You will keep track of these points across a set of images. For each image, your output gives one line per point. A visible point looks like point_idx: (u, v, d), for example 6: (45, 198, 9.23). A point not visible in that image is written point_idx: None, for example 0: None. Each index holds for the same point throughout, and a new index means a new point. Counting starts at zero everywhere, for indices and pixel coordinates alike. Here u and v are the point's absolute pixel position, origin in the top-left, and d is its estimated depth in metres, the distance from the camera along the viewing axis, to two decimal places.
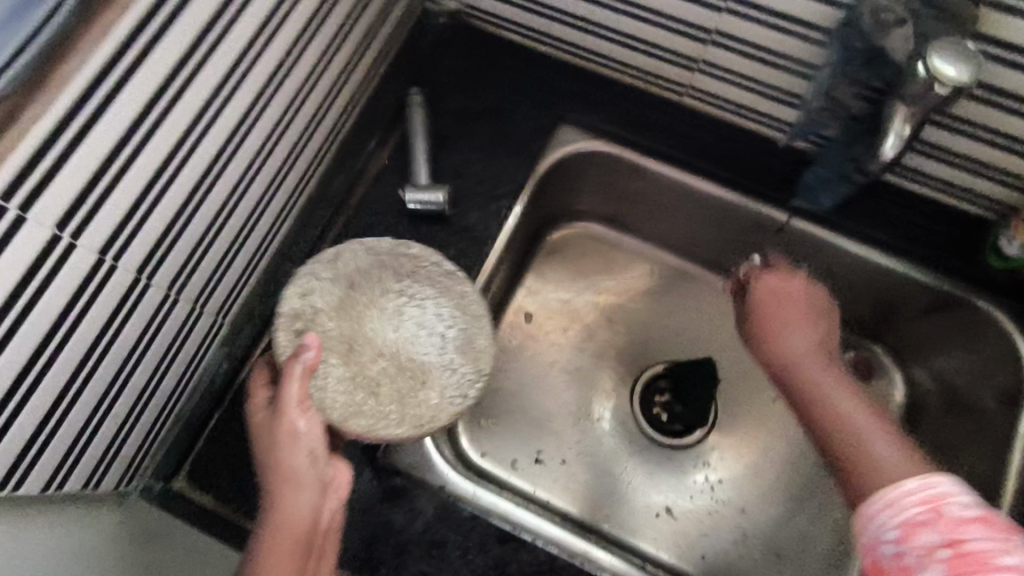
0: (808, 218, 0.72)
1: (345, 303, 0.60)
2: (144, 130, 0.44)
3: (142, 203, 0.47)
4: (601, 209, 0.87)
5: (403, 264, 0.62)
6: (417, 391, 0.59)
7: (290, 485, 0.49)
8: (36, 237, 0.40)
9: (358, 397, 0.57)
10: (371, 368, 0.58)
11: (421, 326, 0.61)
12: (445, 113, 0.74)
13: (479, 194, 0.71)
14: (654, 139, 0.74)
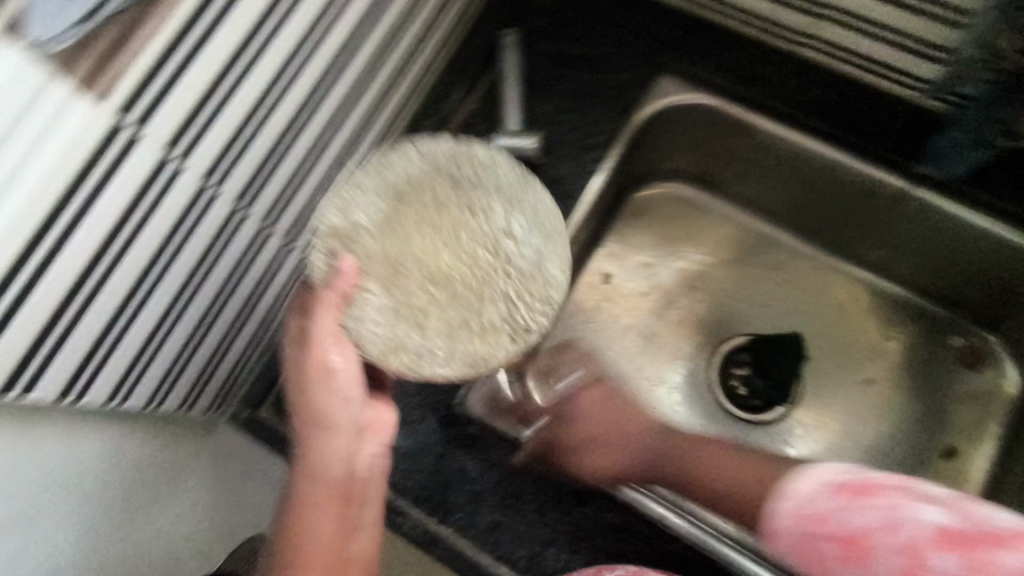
0: (929, 185, 0.67)
1: (389, 215, 0.46)
2: (256, 49, 0.42)
3: (245, 128, 0.45)
4: (692, 168, 0.83)
5: (458, 165, 0.48)
6: (470, 322, 0.45)
7: (322, 426, 0.44)
8: (146, 159, 0.39)
9: (401, 328, 0.44)
10: (416, 298, 0.45)
11: (486, 244, 0.46)
12: (539, 58, 0.70)
13: (571, 145, 0.68)
14: (766, 92, 0.69)
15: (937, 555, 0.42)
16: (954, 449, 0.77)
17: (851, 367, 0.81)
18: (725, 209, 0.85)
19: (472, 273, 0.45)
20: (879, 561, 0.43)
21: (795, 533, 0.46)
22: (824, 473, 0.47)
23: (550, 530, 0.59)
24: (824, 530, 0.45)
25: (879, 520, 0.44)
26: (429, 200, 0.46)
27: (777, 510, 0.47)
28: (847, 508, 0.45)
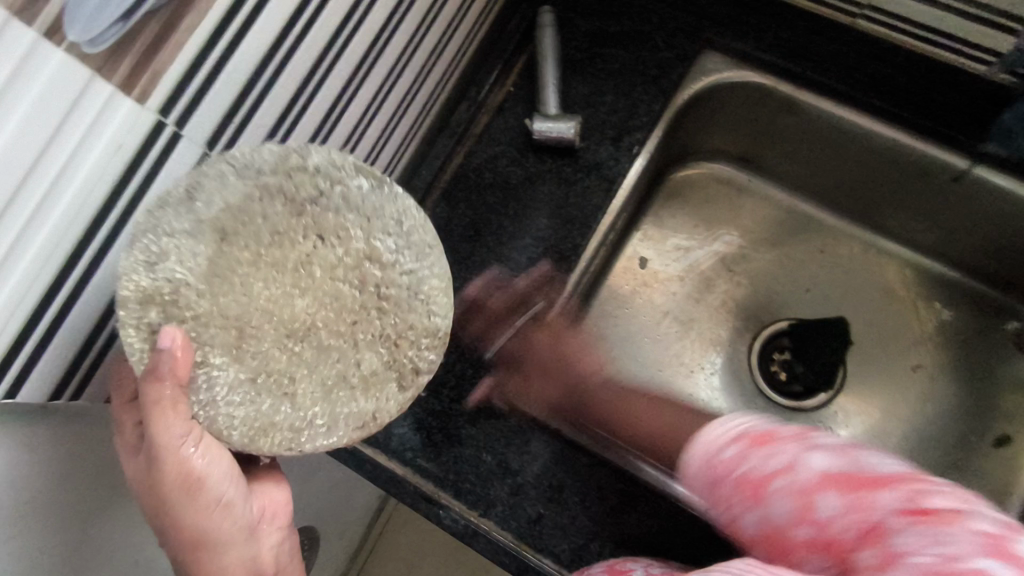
0: (992, 163, 0.63)
1: (216, 263, 0.38)
2: (293, 39, 0.40)
3: (282, 122, 0.44)
4: (733, 147, 0.80)
5: (299, 189, 0.39)
6: (350, 378, 0.39)
7: (206, 543, 0.40)
8: (190, 154, 0.38)
9: (266, 403, 0.38)
10: (275, 360, 0.38)
11: (345, 274, 0.40)
12: (577, 36, 0.67)
13: (611, 128, 0.65)
14: (818, 68, 0.65)
15: (773, 488, 0.43)
16: (1009, 438, 0.73)
17: (896, 350, 0.78)
18: (766, 189, 0.82)
19: (343, 314, 0.39)
20: (763, 497, 0.44)
21: (720, 472, 0.46)
22: (723, 430, 0.47)
23: (594, 523, 0.58)
24: (733, 469, 0.46)
25: (776, 458, 0.44)
26: (260, 230, 0.39)
27: (692, 454, 0.48)
28: (743, 452, 0.46)
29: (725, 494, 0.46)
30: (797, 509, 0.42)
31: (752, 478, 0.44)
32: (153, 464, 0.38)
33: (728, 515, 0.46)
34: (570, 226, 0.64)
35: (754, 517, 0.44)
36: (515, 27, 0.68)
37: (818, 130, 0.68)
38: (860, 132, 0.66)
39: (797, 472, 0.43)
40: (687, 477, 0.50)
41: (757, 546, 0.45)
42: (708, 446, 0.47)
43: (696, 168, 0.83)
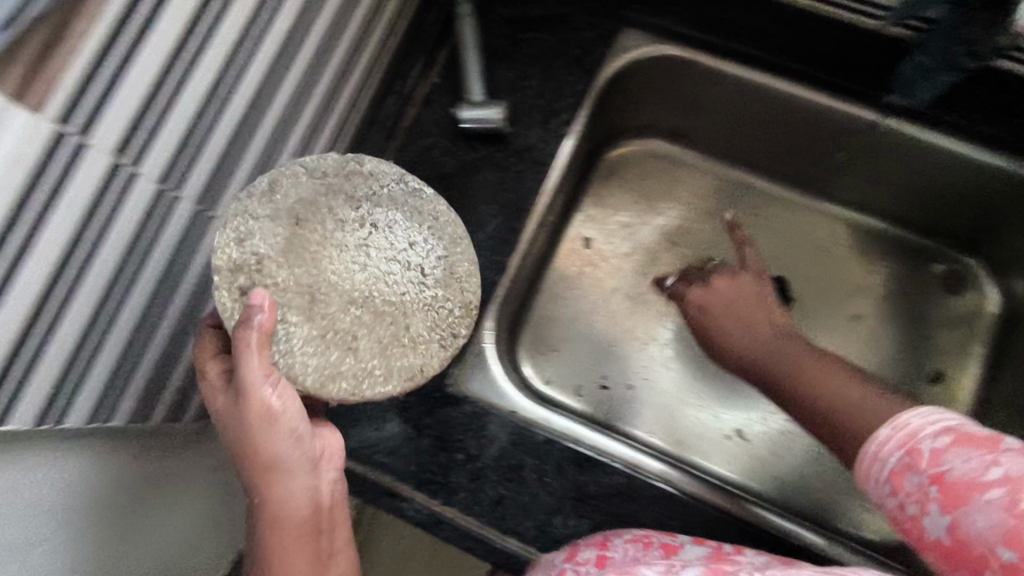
0: (902, 115, 0.66)
1: (291, 241, 0.44)
2: (198, 44, 0.40)
3: (196, 131, 0.43)
4: (663, 123, 0.81)
5: (357, 188, 0.46)
6: (402, 338, 0.44)
7: (278, 470, 0.41)
8: (97, 165, 0.36)
9: (333, 355, 0.42)
10: (339, 320, 0.43)
11: (394, 255, 0.46)
12: (496, 23, 0.67)
13: (539, 111, 0.66)
14: (732, 36, 0.66)
15: (974, 503, 0.37)
16: (942, 375, 0.77)
17: (837, 304, 0.81)
18: (699, 161, 0.85)
19: (394, 286, 0.45)
20: (958, 509, 0.38)
21: (907, 471, 0.42)
22: (928, 430, 0.42)
23: (555, 499, 0.59)
24: (919, 470, 0.41)
25: (974, 467, 0.38)
26: (325, 216, 0.45)
27: (912, 421, 0.44)
28: (931, 454, 0.41)
29: (904, 492, 0.42)
30: (1000, 532, 0.36)
31: (946, 484, 0.39)
32: (236, 399, 0.40)
33: (908, 514, 0.42)
34: (507, 209, 0.65)
35: (936, 523, 0.40)
36: (434, 18, 0.68)
37: (741, 97, 0.70)
38: (778, 94, 0.68)
39: (1001, 491, 0.36)
40: (864, 464, 0.46)
41: (932, 549, 0.40)
42: (897, 445, 0.43)
43: (631, 144, 0.84)
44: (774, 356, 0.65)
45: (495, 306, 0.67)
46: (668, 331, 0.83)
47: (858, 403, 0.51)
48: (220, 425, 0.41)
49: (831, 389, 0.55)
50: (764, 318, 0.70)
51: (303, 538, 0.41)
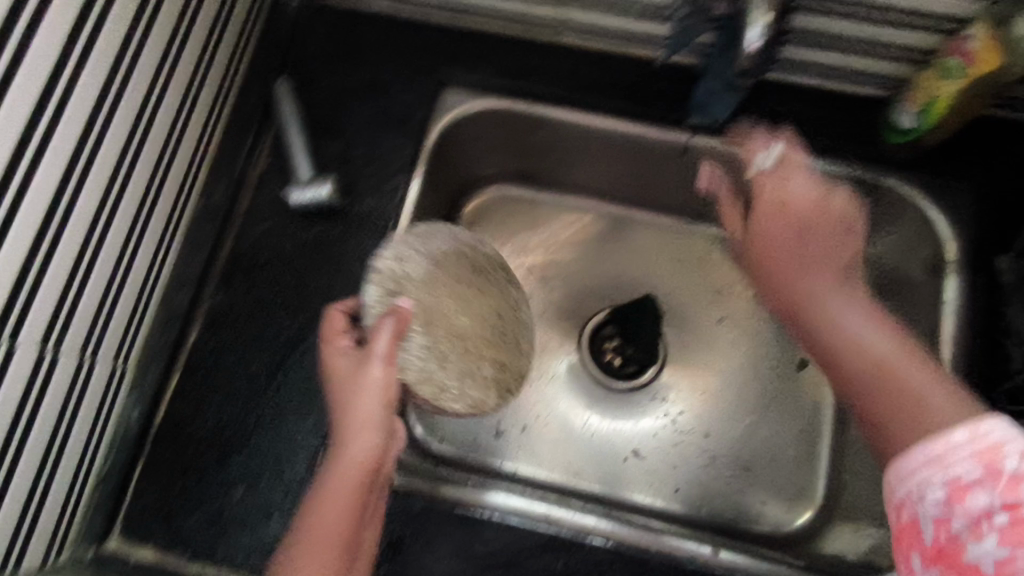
0: (705, 134, 0.68)
1: (431, 276, 0.54)
2: (25, 180, 0.41)
3: (33, 259, 0.44)
4: (509, 166, 0.83)
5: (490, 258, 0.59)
6: (475, 370, 0.54)
7: (367, 424, 0.50)
8: None
9: (429, 365, 0.53)
10: (506, 327, 0.57)
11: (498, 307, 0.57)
12: (317, 99, 0.68)
13: (372, 179, 0.67)
14: (545, 82, 0.70)
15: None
16: (807, 359, 0.83)
17: (699, 313, 0.85)
18: (553, 198, 0.87)
19: (481, 332, 0.55)
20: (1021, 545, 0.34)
21: (972, 488, 0.36)
22: (1013, 445, 0.37)
23: (442, 563, 0.59)
24: (988, 490, 0.36)
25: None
26: (463, 271, 0.56)
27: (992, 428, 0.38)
28: (1013, 480, 0.36)
29: (956, 509, 0.36)
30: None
31: (1021, 516, 0.35)
32: (354, 366, 0.51)
33: (938, 532, 0.37)
34: (351, 280, 0.64)
35: (979, 548, 0.35)
36: (256, 100, 0.68)
37: (565, 138, 0.72)
38: (592, 131, 0.69)
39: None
40: (906, 458, 0.40)
41: (948, 564, 0.36)
42: (974, 453, 0.37)
43: (486, 193, 0.86)
44: (761, 252, 0.53)
45: None
46: (561, 365, 0.84)
47: (915, 393, 0.42)
48: (335, 384, 0.52)
49: (881, 360, 0.45)
50: (802, 222, 0.52)
51: (352, 494, 0.48)
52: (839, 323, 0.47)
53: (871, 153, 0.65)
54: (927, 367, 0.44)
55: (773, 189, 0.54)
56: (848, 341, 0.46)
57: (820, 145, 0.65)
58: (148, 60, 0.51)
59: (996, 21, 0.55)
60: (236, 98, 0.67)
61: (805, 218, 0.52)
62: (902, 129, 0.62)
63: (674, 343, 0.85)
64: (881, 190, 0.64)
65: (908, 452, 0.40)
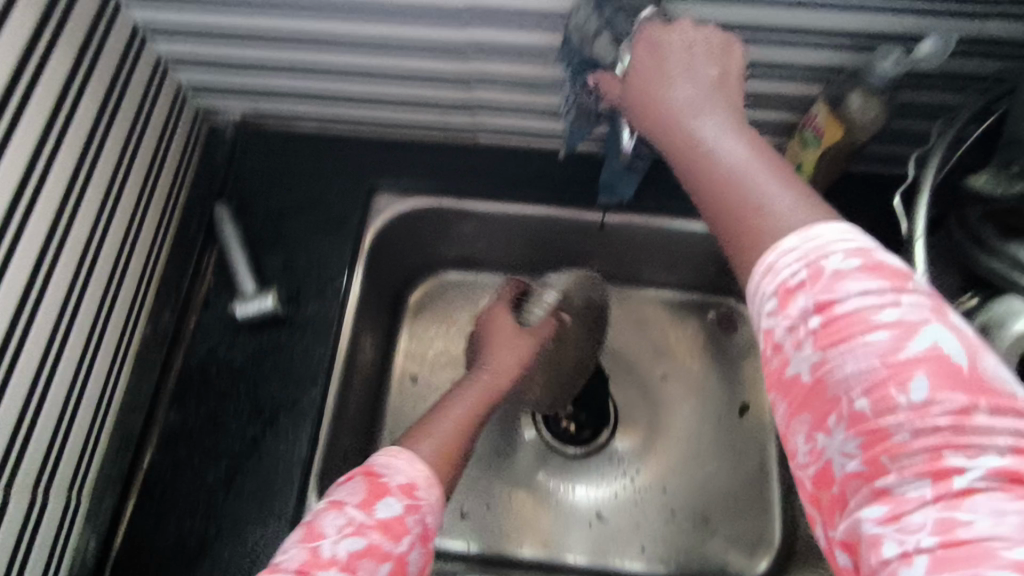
0: (617, 209, 0.75)
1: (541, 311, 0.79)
2: None
3: None
4: (450, 257, 0.88)
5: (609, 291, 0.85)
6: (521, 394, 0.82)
7: (497, 365, 0.72)
8: None
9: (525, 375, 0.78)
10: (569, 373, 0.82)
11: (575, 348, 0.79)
12: (255, 217, 0.74)
13: (314, 285, 0.70)
14: (464, 181, 0.76)
15: (856, 343, 0.32)
16: (748, 404, 0.88)
17: (641, 373, 0.90)
18: (495, 277, 0.90)
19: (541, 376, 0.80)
20: (833, 347, 0.32)
21: (792, 288, 0.34)
22: (838, 248, 0.34)
23: None
24: (808, 292, 0.33)
25: (870, 305, 0.32)
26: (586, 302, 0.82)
27: (838, 245, 0.34)
28: (831, 276, 0.33)
29: (781, 314, 0.34)
30: (869, 381, 0.31)
31: (835, 318, 0.32)
32: (492, 330, 0.75)
33: (767, 342, 0.35)
34: (298, 383, 0.66)
35: (799, 358, 0.33)
36: (196, 227, 0.74)
37: (493, 223, 0.78)
38: (516, 218, 0.77)
39: (889, 336, 0.31)
40: (753, 277, 0.36)
41: (780, 390, 0.34)
42: (801, 257, 0.34)
43: (430, 280, 0.90)
44: (651, 116, 0.45)
45: (316, 481, 0.63)
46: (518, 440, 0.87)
47: (758, 215, 0.38)
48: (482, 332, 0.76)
49: (730, 166, 0.40)
50: (681, 72, 0.45)
51: (461, 420, 0.66)
52: (691, 141, 0.42)
53: None
54: (801, 190, 0.38)
55: (646, 44, 0.48)
56: (726, 184, 0.40)
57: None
58: (79, 200, 0.57)
59: (832, 98, 0.59)
60: (176, 226, 0.73)
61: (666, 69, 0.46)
62: None
63: (626, 402, 0.89)
64: None
65: (755, 271, 0.36)
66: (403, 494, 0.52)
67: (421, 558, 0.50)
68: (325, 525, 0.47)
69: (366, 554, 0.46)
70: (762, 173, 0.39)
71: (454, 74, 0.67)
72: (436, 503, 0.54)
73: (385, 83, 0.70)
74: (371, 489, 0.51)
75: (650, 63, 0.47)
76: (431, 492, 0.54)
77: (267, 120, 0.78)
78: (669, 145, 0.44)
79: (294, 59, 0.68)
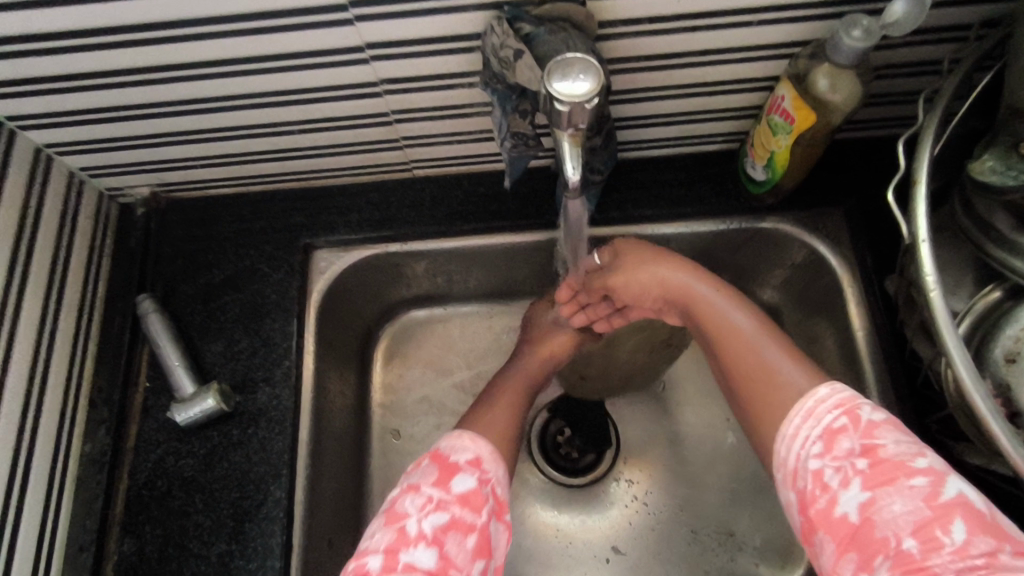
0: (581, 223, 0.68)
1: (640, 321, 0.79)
2: None
3: None
4: (409, 296, 0.81)
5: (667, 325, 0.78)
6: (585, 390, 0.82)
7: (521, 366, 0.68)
8: None
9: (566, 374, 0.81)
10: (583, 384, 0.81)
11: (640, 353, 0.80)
12: (186, 302, 0.66)
13: (262, 369, 0.63)
14: (408, 225, 0.68)
15: (898, 486, 0.43)
16: None
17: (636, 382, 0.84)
18: (464, 309, 0.84)
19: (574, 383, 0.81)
20: (880, 487, 0.44)
21: (841, 434, 0.47)
22: (870, 404, 0.48)
23: None
24: (852, 437, 0.46)
25: (905, 453, 0.44)
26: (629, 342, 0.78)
27: (900, 450, 0.45)
28: (870, 428, 0.46)
29: (829, 455, 0.46)
30: (911, 521, 0.42)
31: (878, 462, 0.44)
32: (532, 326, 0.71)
33: (818, 484, 0.46)
34: (260, 484, 0.59)
35: (848, 498, 0.45)
36: (120, 327, 0.65)
37: (448, 256, 0.71)
38: (474, 249, 0.70)
39: (925, 481, 0.43)
40: (792, 427, 0.50)
41: (828, 527, 0.45)
42: (836, 404, 0.48)
43: (394, 325, 0.83)
44: (676, 294, 0.61)
45: None
46: (520, 479, 0.81)
47: (784, 382, 0.52)
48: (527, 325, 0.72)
49: (745, 336, 0.56)
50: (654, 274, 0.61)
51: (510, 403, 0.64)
52: (718, 314, 0.58)
53: (739, 206, 0.67)
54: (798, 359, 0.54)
55: (645, 249, 0.62)
56: (750, 352, 0.55)
57: (689, 207, 0.67)
58: None
59: (794, 77, 0.53)
60: (98, 330, 0.65)
61: (642, 286, 0.61)
62: (760, 181, 0.62)
63: (626, 420, 0.83)
64: (758, 229, 0.67)
65: (790, 421, 0.50)
66: (473, 468, 0.54)
67: (500, 529, 0.53)
68: (405, 504, 0.51)
69: (450, 527, 0.50)
70: (774, 341, 0.55)
71: (373, 111, 0.59)
72: (502, 476, 0.56)
73: (299, 134, 0.62)
74: (443, 469, 0.53)
75: (653, 269, 0.61)
76: (499, 470, 0.56)
77: (178, 189, 0.70)
78: (692, 312, 0.60)
79: (190, 124, 0.60)
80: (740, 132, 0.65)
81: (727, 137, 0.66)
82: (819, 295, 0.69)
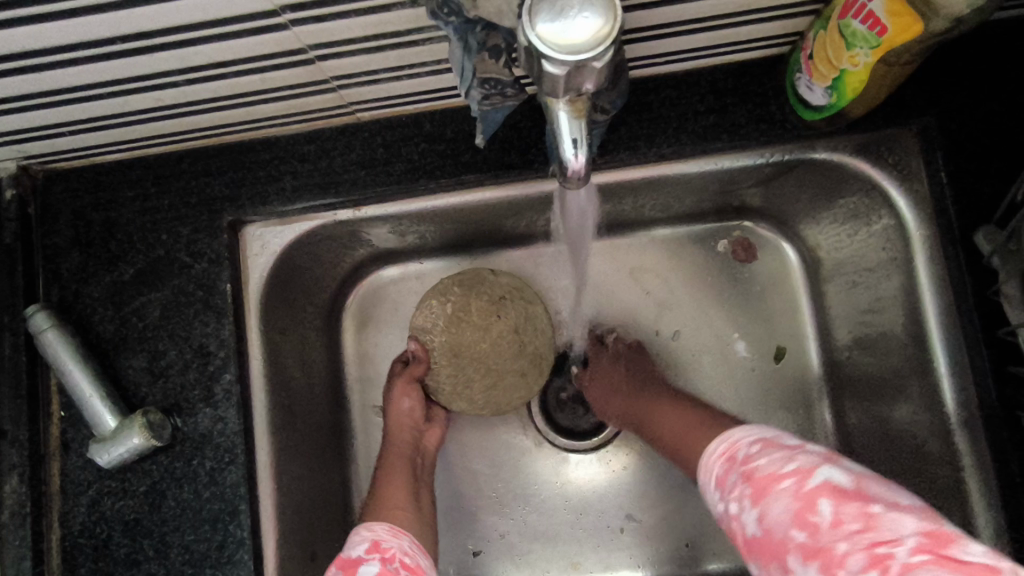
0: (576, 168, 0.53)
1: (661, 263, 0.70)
2: None
3: None
4: (373, 256, 0.67)
5: (494, 295, 0.66)
6: (479, 397, 0.67)
7: (394, 424, 0.65)
8: None
9: (460, 397, 0.67)
10: (469, 392, 0.67)
11: (476, 316, 0.66)
12: (92, 306, 0.53)
13: (196, 386, 0.52)
14: (358, 186, 0.53)
15: (776, 493, 0.42)
16: (784, 349, 0.68)
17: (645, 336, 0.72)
18: (442, 263, 0.71)
19: (466, 395, 0.67)
20: (763, 499, 0.43)
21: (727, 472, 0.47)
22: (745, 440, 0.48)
23: None
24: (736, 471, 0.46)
25: (777, 463, 0.44)
26: (484, 311, 0.66)
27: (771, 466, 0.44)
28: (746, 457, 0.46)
29: (727, 491, 0.46)
30: (794, 517, 0.41)
31: (755, 478, 0.44)
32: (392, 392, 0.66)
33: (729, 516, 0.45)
34: (217, 523, 0.50)
35: (748, 518, 0.43)
36: (14, 347, 0.52)
37: (411, 216, 0.57)
38: (443, 208, 0.55)
39: (793, 480, 0.42)
40: (702, 467, 0.51)
41: (751, 554, 0.43)
42: (722, 454, 0.49)
43: (362, 290, 0.70)
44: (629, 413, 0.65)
45: None
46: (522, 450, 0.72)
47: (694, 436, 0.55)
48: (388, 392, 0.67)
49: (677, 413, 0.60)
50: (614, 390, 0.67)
51: (403, 471, 0.63)
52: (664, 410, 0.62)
53: (784, 135, 0.51)
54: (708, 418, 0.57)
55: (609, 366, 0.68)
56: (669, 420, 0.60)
57: (720, 140, 0.51)
58: None
59: None
60: None
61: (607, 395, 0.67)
62: (815, 106, 0.47)
63: None
64: (802, 160, 0.53)
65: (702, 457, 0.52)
66: (375, 553, 0.52)
67: None
68: None
69: None
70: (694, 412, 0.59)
71: (283, 48, 0.42)
72: (411, 544, 0.55)
73: (189, 85, 0.45)
74: (346, 567, 0.50)
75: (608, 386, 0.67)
76: (399, 540, 0.55)
77: (55, 159, 0.53)
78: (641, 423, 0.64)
79: (32, 86, 0.43)
80: (789, 33, 0.48)
81: (770, 41, 0.49)
82: (877, 235, 0.56)
